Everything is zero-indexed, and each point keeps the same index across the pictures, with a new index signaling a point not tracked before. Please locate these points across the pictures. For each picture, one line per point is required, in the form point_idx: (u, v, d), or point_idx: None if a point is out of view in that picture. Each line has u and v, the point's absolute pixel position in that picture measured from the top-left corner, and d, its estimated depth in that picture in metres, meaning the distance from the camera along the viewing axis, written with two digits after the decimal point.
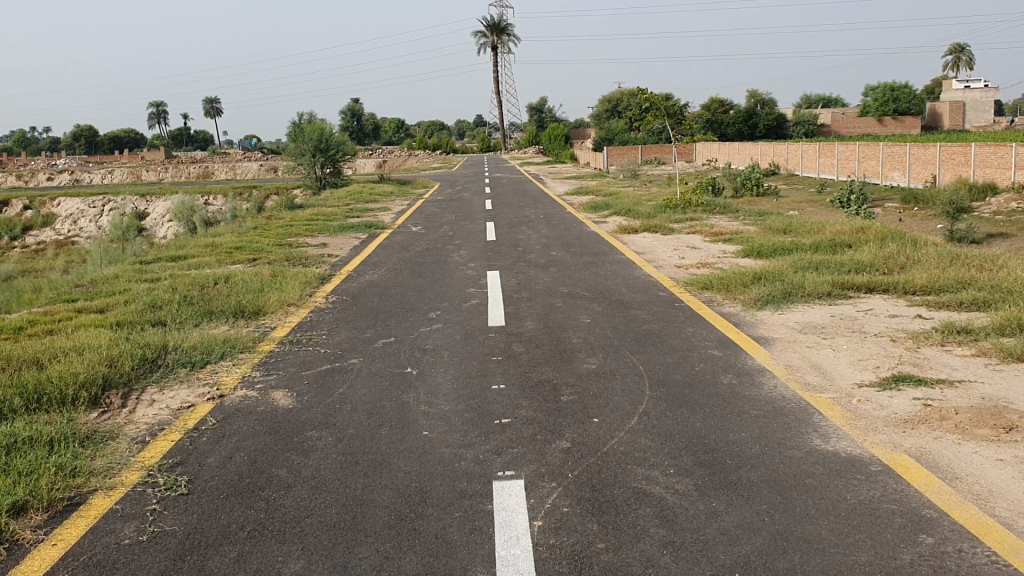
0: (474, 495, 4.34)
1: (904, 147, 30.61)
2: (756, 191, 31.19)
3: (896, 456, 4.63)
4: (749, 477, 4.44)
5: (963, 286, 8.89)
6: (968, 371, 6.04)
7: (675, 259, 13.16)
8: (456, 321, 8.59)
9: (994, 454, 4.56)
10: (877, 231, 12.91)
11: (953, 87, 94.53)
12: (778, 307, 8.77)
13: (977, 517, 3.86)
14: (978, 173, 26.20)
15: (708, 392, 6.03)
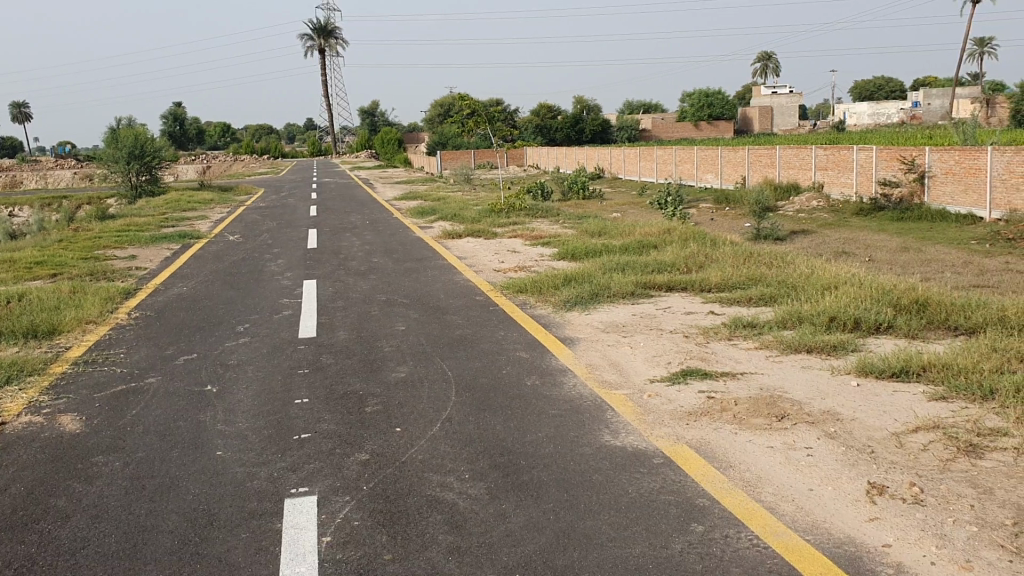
0: (263, 515, 4.26)
1: (716, 150, 32.27)
2: (582, 194, 32.10)
3: (678, 448, 4.87)
4: (540, 477, 4.57)
5: (754, 283, 9.47)
6: (751, 363, 6.44)
7: (494, 263, 13.34)
8: (266, 334, 8.40)
9: (765, 441, 4.89)
10: (683, 232, 13.55)
11: (762, 93, 100.37)
12: (585, 307, 9.06)
13: (744, 503, 4.12)
14: (782, 174, 27.95)
15: (511, 394, 6.16)
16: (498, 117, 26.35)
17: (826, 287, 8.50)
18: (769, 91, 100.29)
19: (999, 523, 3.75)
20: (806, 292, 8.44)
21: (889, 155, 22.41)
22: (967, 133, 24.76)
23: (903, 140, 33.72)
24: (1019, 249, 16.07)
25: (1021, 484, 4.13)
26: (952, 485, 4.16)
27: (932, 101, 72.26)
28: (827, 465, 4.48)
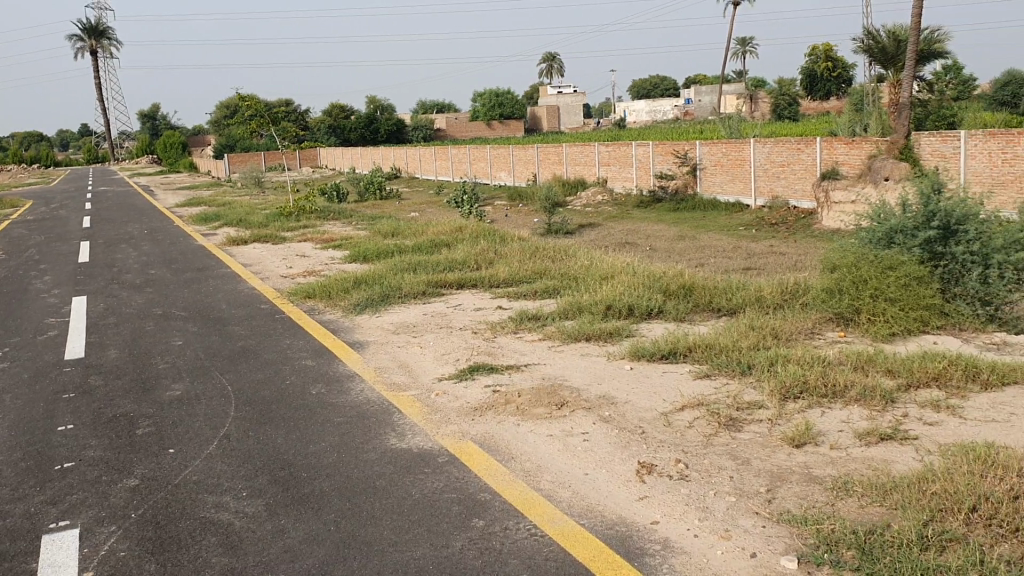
0: (16, 555, 3.92)
1: (507, 149, 32.94)
2: (378, 195, 31.86)
3: (461, 445, 4.91)
4: (322, 488, 4.47)
5: (540, 277, 9.74)
6: (533, 355, 6.60)
7: (282, 268, 13.00)
8: (27, 358, 7.76)
9: (546, 430, 5.02)
10: (473, 230, 13.72)
11: (549, 91, 103.48)
12: (375, 309, 8.97)
13: (523, 494, 4.21)
14: (570, 170, 28.91)
15: (295, 405, 5.99)
16: (283, 118, 25.59)
17: (605, 277, 8.86)
18: (556, 91, 103.54)
19: (754, 492, 4.03)
20: (585, 283, 8.75)
21: (664, 150, 23.46)
22: (732, 129, 26.58)
23: (678, 135, 35.74)
24: (781, 234, 17.41)
25: (774, 453, 4.46)
26: (714, 458, 4.43)
27: (704, 98, 77.07)
28: (602, 449, 4.66)
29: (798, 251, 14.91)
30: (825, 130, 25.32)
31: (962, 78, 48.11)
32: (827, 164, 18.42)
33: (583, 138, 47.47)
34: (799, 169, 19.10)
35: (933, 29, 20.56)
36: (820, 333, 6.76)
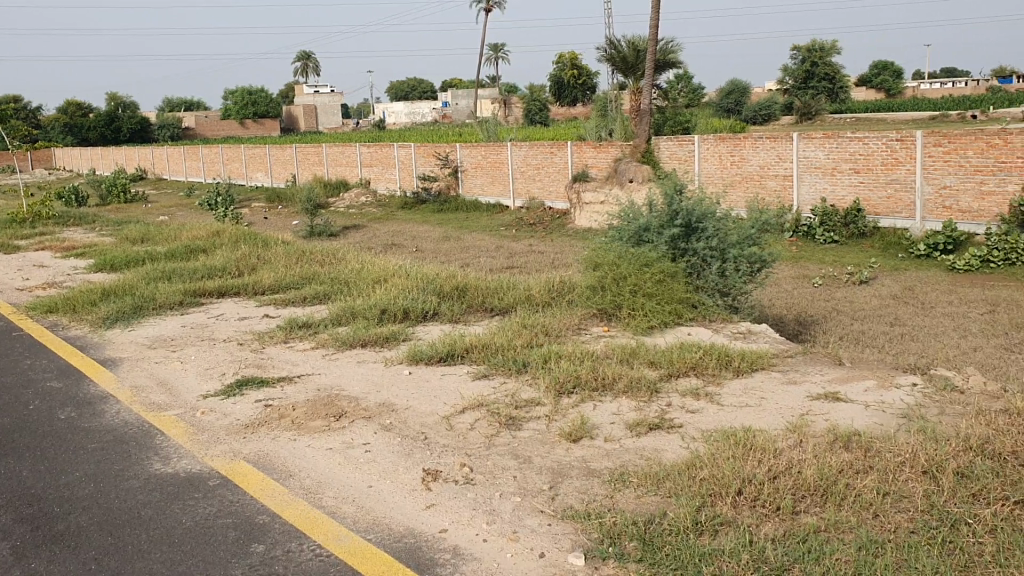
0: None
1: (264, 150, 31.87)
2: (123, 198, 29.78)
3: (235, 466, 4.63)
4: (78, 523, 4.06)
5: (308, 282, 9.46)
6: (306, 365, 6.36)
7: (16, 281, 11.79)
8: None
9: (325, 444, 4.83)
10: (233, 235, 13.11)
11: (305, 90, 101.22)
12: (128, 323, 8.32)
13: (305, 512, 4.02)
14: (330, 171, 28.40)
15: (41, 432, 5.42)
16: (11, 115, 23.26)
17: (376, 281, 8.73)
18: (312, 91, 101.44)
19: (537, 490, 4.05)
20: (356, 287, 8.58)
21: (425, 151, 23.61)
22: (490, 131, 27.18)
23: (437, 137, 36.09)
24: (539, 233, 17.99)
25: (553, 449, 4.51)
26: (497, 459, 4.44)
27: (460, 100, 78.34)
28: (385, 459, 4.54)
29: (556, 250, 15.46)
30: (575, 133, 26.48)
31: (693, 86, 51.99)
32: (578, 166, 19.24)
33: (342, 139, 46.80)
34: (554, 171, 19.82)
35: (667, 40, 22.03)
36: (586, 329, 7.00)
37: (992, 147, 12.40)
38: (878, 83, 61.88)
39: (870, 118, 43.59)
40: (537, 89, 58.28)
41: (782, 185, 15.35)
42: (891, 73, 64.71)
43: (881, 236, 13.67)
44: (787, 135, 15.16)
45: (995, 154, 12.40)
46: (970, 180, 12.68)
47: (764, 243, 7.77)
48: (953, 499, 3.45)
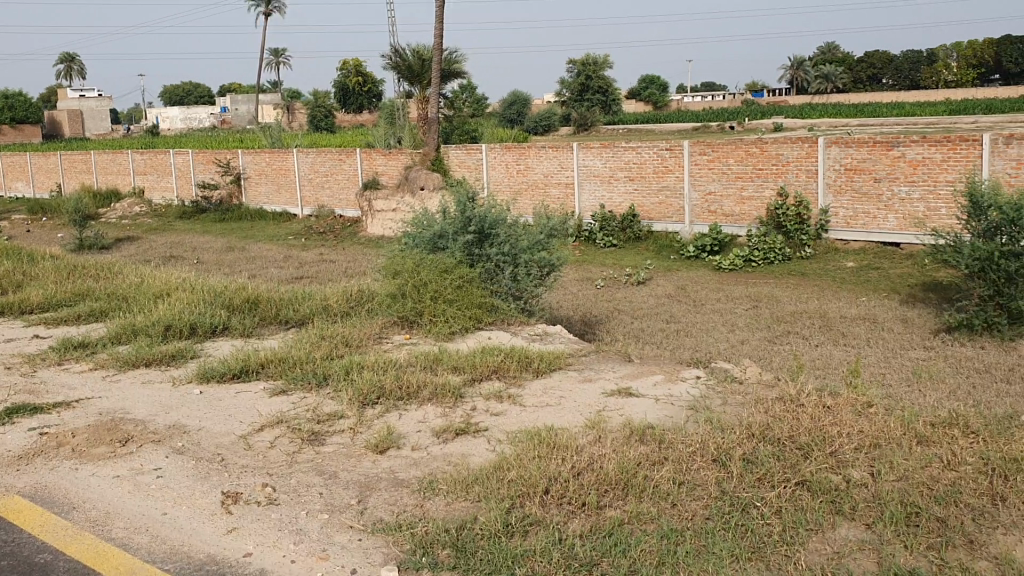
0: None
1: (24, 157, 29.36)
2: None
3: (9, 502, 4.22)
4: None
5: (82, 299, 8.79)
6: (86, 388, 5.90)
7: None
8: None
9: (112, 472, 4.50)
10: None
11: (68, 93, 94.32)
12: None
13: (92, 547, 3.72)
14: (99, 179, 26.59)
15: None
16: None
17: (159, 295, 8.25)
18: (76, 94, 94.67)
19: (345, 505, 3.95)
20: (137, 303, 8.07)
21: (205, 159, 22.62)
22: (273, 138, 26.40)
23: (216, 143, 34.67)
24: (330, 242, 17.66)
25: (359, 463, 4.42)
26: (301, 477, 4.29)
27: (241, 106, 75.67)
28: (179, 484, 4.29)
29: (347, 259, 15.23)
30: (361, 140, 26.22)
31: (477, 95, 52.82)
32: (367, 174, 19.05)
33: (112, 145, 43.97)
34: (343, 178, 19.53)
35: (450, 50, 22.26)
36: (387, 338, 6.92)
37: (751, 155, 13.37)
38: (646, 94, 65.36)
39: (642, 128, 45.95)
40: (321, 96, 57.23)
41: (564, 192, 15.90)
42: (657, 86, 68.62)
43: (656, 240, 14.43)
44: (568, 144, 15.69)
45: (753, 161, 13.37)
46: (733, 186, 13.64)
47: (553, 247, 8.02)
48: (742, 484, 3.63)
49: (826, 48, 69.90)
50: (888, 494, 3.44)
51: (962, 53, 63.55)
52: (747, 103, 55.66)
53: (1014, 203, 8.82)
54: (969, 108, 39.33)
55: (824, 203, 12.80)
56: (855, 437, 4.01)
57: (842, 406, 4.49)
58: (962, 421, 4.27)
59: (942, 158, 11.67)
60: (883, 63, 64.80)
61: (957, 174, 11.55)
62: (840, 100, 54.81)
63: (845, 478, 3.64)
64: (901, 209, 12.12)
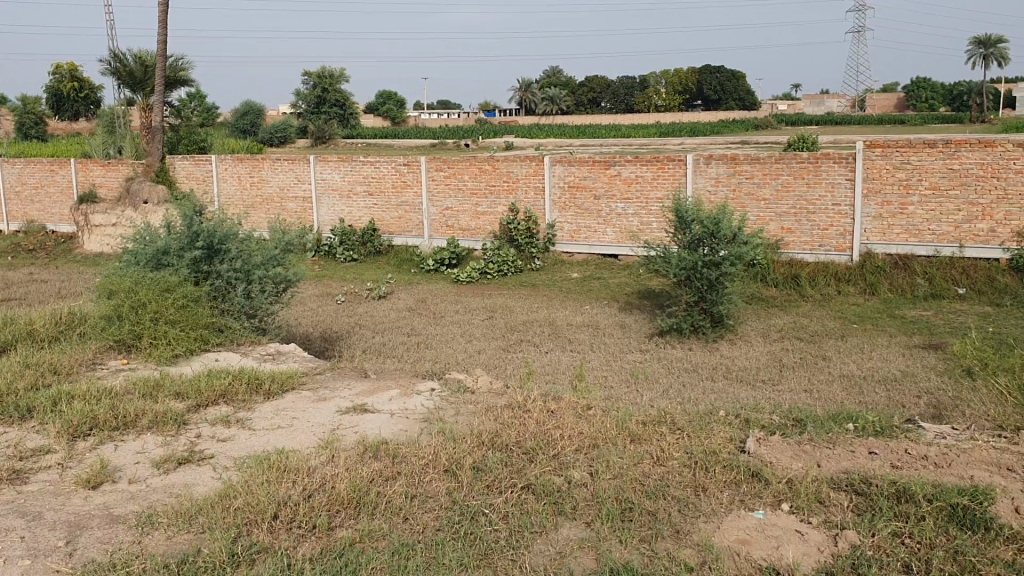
0: None
1: None
2: None
3: None
4: None
5: None
6: None
7: None
8: None
9: None
10: None
11: None
12: None
13: None
14: None
15: None
16: None
17: None
18: None
19: (50, 548, 3.54)
20: None
21: None
22: None
23: None
24: (40, 260, 16.17)
25: (68, 500, 4.03)
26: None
27: None
28: None
29: (61, 278, 14.01)
30: (75, 150, 24.25)
31: (206, 105, 50.58)
32: (84, 186, 17.66)
33: None
34: (55, 191, 17.99)
35: (175, 58, 21.14)
36: (102, 364, 6.43)
37: (483, 172, 13.74)
38: (382, 109, 65.56)
39: (380, 143, 45.98)
40: (29, 101, 52.37)
41: (300, 207, 15.58)
42: (393, 102, 69.02)
43: (395, 253, 14.46)
44: (304, 157, 15.40)
45: (486, 178, 13.76)
46: (467, 201, 13.98)
47: (288, 263, 7.81)
48: (471, 492, 3.70)
49: (553, 71, 73.58)
50: (604, 493, 3.65)
51: (670, 81, 69.28)
52: (481, 121, 57.40)
53: (713, 217, 9.72)
54: (676, 131, 42.91)
55: (551, 218, 13.47)
56: (576, 440, 4.22)
57: (564, 410, 4.71)
58: (669, 419, 4.62)
59: (652, 176, 12.63)
60: (602, 87, 69.21)
61: (666, 191, 12.56)
62: (564, 120, 57.93)
63: (566, 479, 3.81)
64: (619, 223, 12.98)
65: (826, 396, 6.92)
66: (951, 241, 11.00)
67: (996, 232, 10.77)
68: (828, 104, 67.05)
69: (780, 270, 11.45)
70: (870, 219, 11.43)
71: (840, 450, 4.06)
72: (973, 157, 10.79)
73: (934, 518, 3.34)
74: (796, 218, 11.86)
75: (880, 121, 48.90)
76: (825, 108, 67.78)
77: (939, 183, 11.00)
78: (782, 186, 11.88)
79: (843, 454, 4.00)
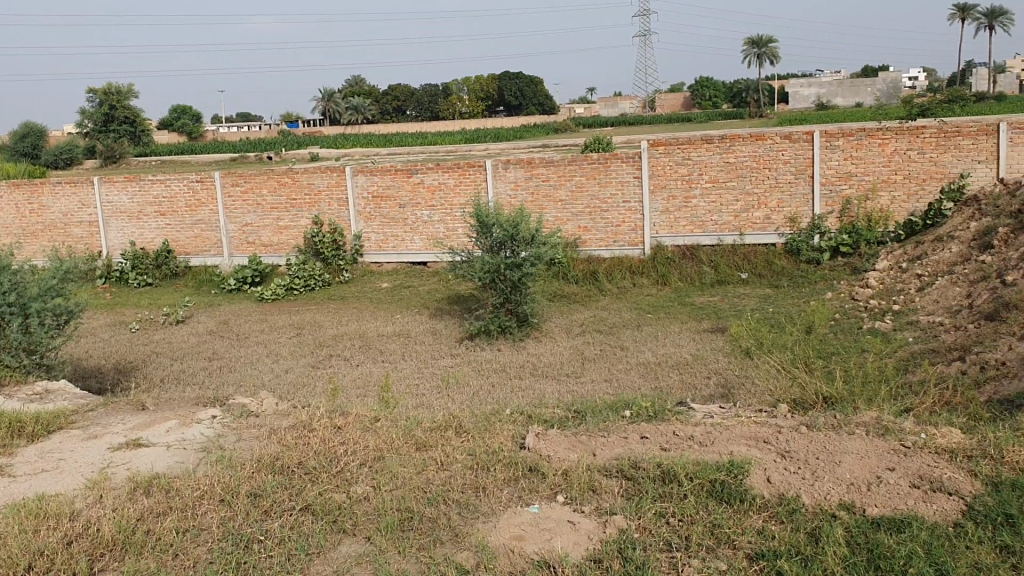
0: None
1: None
2: None
3: None
4: None
5: None
6: None
7: None
8: None
9: None
10: None
11: None
12: None
13: None
14: None
15: None
16: None
17: None
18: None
19: None
20: None
21: None
22: None
23: None
24: None
25: None
26: None
27: None
28: None
29: None
30: None
31: None
32: None
33: None
34: None
35: None
36: None
37: (283, 185, 13.42)
38: (178, 124, 62.69)
39: (177, 160, 43.90)
40: None
41: (87, 232, 14.62)
42: (191, 117, 66.19)
43: (195, 274, 13.79)
44: (87, 179, 14.49)
45: (286, 192, 13.43)
46: (268, 217, 13.59)
47: (68, 293, 7.27)
48: (247, 520, 3.59)
49: (356, 81, 72.84)
50: (385, 505, 3.64)
51: (472, 87, 70.15)
52: (285, 134, 55.97)
53: (513, 221, 9.88)
54: (480, 136, 43.46)
55: (356, 229, 13.27)
56: (359, 454, 4.18)
57: (351, 424, 4.65)
58: (455, 422, 4.66)
59: (454, 182, 12.74)
60: (406, 95, 69.07)
61: (467, 198, 12.71)
62: (370, 130, 57.48)
63: (347, 495, 3.77)
64: (424, 231, 13.01)
65: (623, 384, 7.20)
66: (732, 230, 11.77)
67: (771, 218, 11.64)
68: (622, 106, 70.01)
69: (580, 267, 11.80)
70: (659, 214, 12.01)
71: (613, 438, 4.25)
72: (746, 151, 11.61)
73: (696, 495, 3.56)
74: (591, 217, 12.25)
75: (671, 120, 51.61)
76: (620, 109, 70.66)
77: (718, 176, 11.74)
78: (577, 187, 12.23)
79: (616, 441, 4.18)
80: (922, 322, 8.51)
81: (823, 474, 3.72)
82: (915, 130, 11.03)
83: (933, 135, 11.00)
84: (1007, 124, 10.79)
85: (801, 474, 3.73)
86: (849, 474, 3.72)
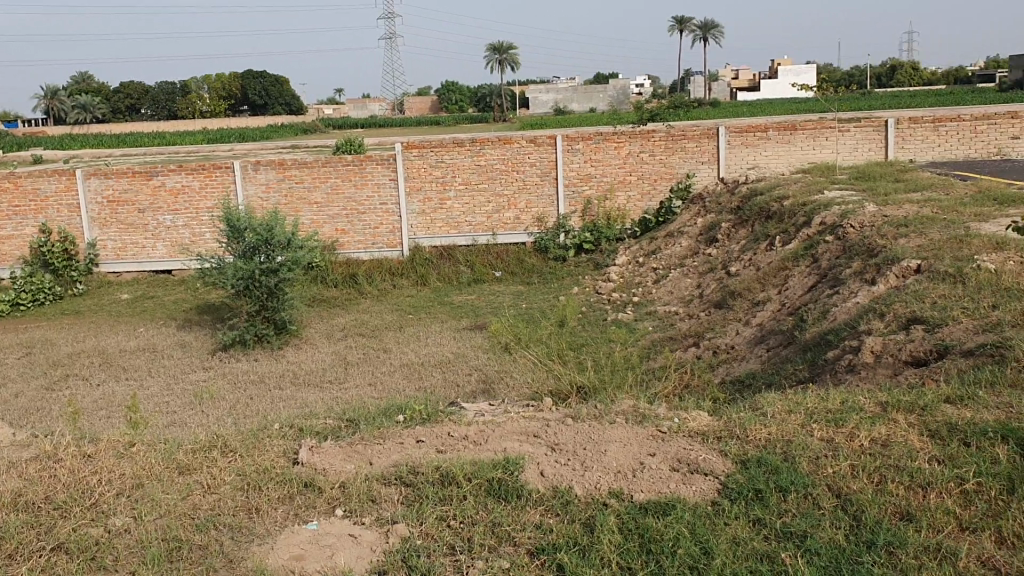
0: None
1: None
2: None
3: None
4: None
5: None
6: None
7: None
8: None
9: None
10: None
11: None
12: None
13: None
14: None
15: None
16: None
17: None
18: None
19: None
20: None
21: None
22: None
23: None
24: None
25: None
26: None
27: None
28: None
29: None
30: None
31: None
32: None
33: None
34: None
35: None
36: None
37: (3, 191, 12.16)
38: None
39: None
40: None
41: None
42: None
43: None
44: None
45: (7, 198, 12.19)
46: None
47: None
48: None
49: (82, 77, 67.53)
50: (150, 535, 3.39)
51: (212, 85, 67.09)
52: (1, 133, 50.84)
53: (265, 224, 9.52)
54: (224, 136, 41.70)
55: (91, 237, 12.27)
56: (115, 483, 3.86)
57: (104, 451, 4.29)
58: (219, 441, 4.42)
59: (200, 185, 12.12)
60: (140, 93, 64.83)
61: (215, 201, 12.13)
62: (100, 130, 53.44)
63: (106, 529, 3.47)
64: (169, 237, 12.27)
65: (388, 387, 7.15)
66: (485, 230, 12.05)
67: (520, 218, 12.03)
68: (370, 107, 69.74)
69: (338, 271, 11.60)
70: (414, 215, 12.06)
71: (388, 444, 4.21)
72: (495, 153, 11.89)
73: (475, 496, 3.60)
74: (347, 219, 12.06)
75: (420, 122, 52.04)
76: (369, 110, 70.34)
77: (471, 178, 11.97)
78: (332, 190, 11.98)
79: (392, 447, 4.14)
80: (660, 312, 9.12)
81: (592, 464, 3.88)
82: (646, 133, 11.79)
83: (662, 138, 11.82)
84: (724, 128, 11.81)
85: (573, 466, 3.87)
86: (616, 462, 3.90)
